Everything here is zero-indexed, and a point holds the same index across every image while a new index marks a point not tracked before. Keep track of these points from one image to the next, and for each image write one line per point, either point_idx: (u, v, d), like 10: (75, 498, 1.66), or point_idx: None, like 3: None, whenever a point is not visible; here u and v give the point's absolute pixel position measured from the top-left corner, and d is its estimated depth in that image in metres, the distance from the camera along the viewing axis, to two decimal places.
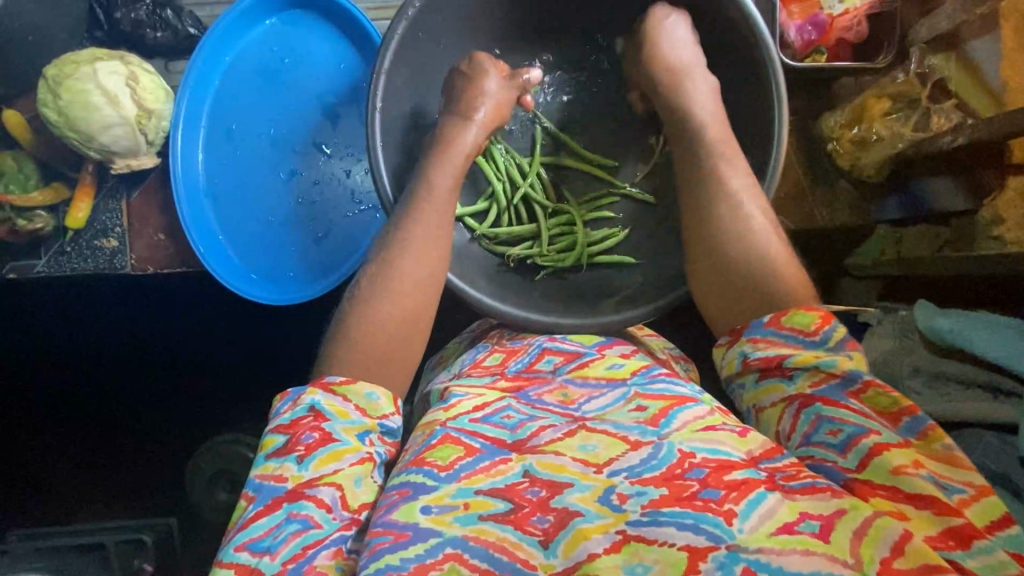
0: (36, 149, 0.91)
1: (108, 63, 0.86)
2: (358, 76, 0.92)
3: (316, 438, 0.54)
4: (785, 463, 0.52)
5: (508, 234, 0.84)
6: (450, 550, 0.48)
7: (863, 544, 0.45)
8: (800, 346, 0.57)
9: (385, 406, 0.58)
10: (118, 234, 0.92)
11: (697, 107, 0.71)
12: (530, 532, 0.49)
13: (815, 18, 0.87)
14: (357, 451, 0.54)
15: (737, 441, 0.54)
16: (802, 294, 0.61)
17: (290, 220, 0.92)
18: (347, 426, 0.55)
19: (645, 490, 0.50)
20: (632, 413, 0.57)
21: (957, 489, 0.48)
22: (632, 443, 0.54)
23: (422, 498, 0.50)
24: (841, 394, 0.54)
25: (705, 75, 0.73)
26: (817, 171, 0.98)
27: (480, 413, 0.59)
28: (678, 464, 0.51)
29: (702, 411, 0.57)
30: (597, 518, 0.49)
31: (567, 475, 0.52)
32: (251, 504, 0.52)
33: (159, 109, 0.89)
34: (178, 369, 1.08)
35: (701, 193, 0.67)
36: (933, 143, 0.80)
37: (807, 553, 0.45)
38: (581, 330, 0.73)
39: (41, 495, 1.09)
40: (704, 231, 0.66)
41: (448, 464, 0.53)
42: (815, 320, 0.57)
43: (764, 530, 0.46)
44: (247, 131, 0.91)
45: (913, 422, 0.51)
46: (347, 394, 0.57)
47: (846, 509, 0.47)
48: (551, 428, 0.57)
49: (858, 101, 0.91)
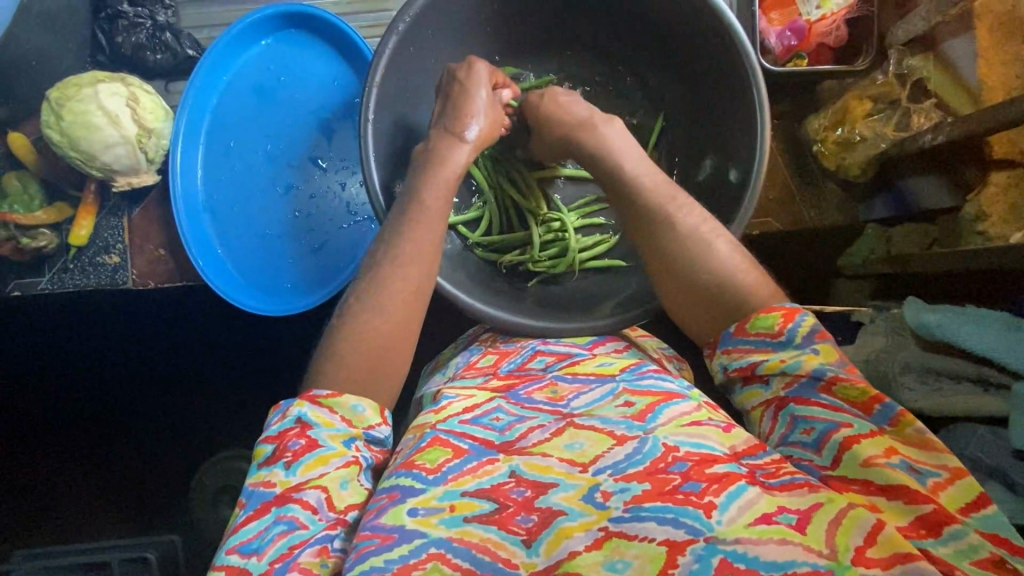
0: (40, 169, 0.92)
1: (110, 84, 0.88)
2: (352, 92, 0.95)
3: (302, 444, 0.55)
4: (765, 461, 0.54)
5: (500, 242, 0.87)
6: (433, 550, 0.48)
7: (839, 533, 0.46)
8: (767, 349, 0.58)
9: (370, 417, 0.59)
10: (120, 250, 0.94)
11: (621, 154, 0.71)
12: (513, 531, 0.50)
13: (794, 24, 0.88)
14: (342, 455, 0.55)
15: (721, 436, 0.56)
16: (764, 292, 0.61)
17: (288, 232, 0.94)
18: (333, 433, 0.56)
19: (628, 487, 0.51)
20: (619, 408, 0.59)
21: (931, 473, 0.50)
22: (618, 438, 0.55)
23: (410, 501, 0.51)
24: (811, 391, 0.55)
25: (609, 121, 0.74)
26: (804, 172, 1.00)
27: (469, 415, 0.61)
28: (662, 457, 0.53)
29: (688, 407, 0.58)
30: (580, 515, 0.50)
31: (552, 476, 0.53)
32: (242, 510, 0.53)
33: (159, 128, 0.90)
34: (181, 383, 1.10)
35: (660, 215, 0.66)
36: (915, 142, 0.81)
37: (784, 543, 0.46)
38: (571, 331, 0.74)
39: (46, 511, 1.11)
40: (662, 258, 0.66)
41: (436, 467, 0.54)
42: (777, 320, 0.57)
43: (742, 521, 0.47)
44: (245, 148, 0.93)
45: (883, 410, 0.53)
46: (333, 407, 0.58)
47: (822, 502, 0.48)
48: (539, 428, 0.59)
49: (840, 103, 0.91)
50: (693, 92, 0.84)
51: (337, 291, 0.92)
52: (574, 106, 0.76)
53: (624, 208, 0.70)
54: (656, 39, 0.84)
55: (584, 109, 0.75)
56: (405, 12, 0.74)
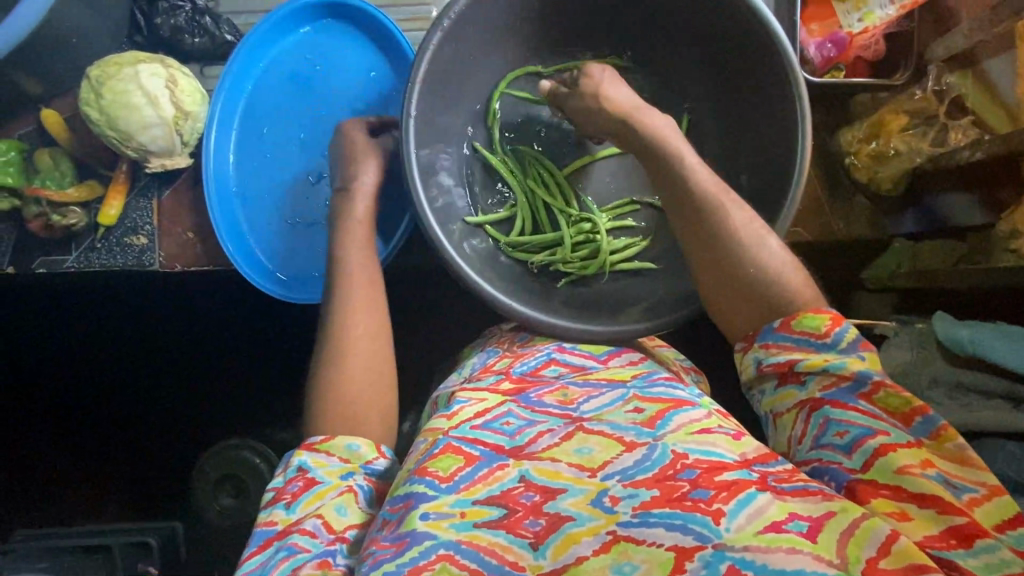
0: (73, 147, 0.91)
1: (150, 65, 0.88)
2: (387, 84, 0.95)
3: (299, 485, 0.60)
4: (777, 468, 0.55)
5: (531, 242, 0.86)
6: (442, 551, 0.51)
7: (850, 543, 0.48)
8: (812, 351, 0.58)
9: (367, 453, 0.63)
10: (148, 232, 0.92)
11: (672, 141, 0.70)
12: (521, 535, 0.52)
13: (834, 36, 0.89)
14: (337, 487, 0.60)
15: (731, 444, 0.57)
16: (808, 294, 0.62)
17: (317, 221, 0.94)
18: (329, 470, 0.61)
19: (636, 492, 0.54)
20: (629, 413, 0.62)
21: (969, 489, 0.51)
22: (627, 445, 0.58)
23: (422, 506, 0.54)
24: (850, 396, 0.56)
25: (657, 112, 0.72)
26: (833, 183, 0.95)
27: (481, 420, 0.63)
28: (671, 464, 0.55)
29: (698, 415, 0.61)
30: (588, 520, 0.53)
31: (561, 482, 0.55)
32: (249, 548, 0.58)
33: (197, 112, 0.90)
34: (194, 367, 1.10)
35: (705, 216, 0.66)
36: (952, 158, 0.82)
37: (793, 551, 0.48)
38: (586, 337, 0.74)
39: (53, 488, 1.10)
40: (704, 252, 0.66)
41: (449, 476, 0.56)
42: (825, 322, 0.58)
43: (750, 530, 0.49)
44: (277, 135, 0.93)
45: (925, 421, 0.54)
46: (329, 450, 0.62)
47: (834, 511, 0.50)
48: (548, 433, 0.61)
49: (876, 115, 0.91)
50: (728, 103, 0.85)
51: None
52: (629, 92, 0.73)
53: (666, 193, 0.70)
54: (698, 46, 0.84)
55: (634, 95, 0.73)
56: (450, 8, 0.74)
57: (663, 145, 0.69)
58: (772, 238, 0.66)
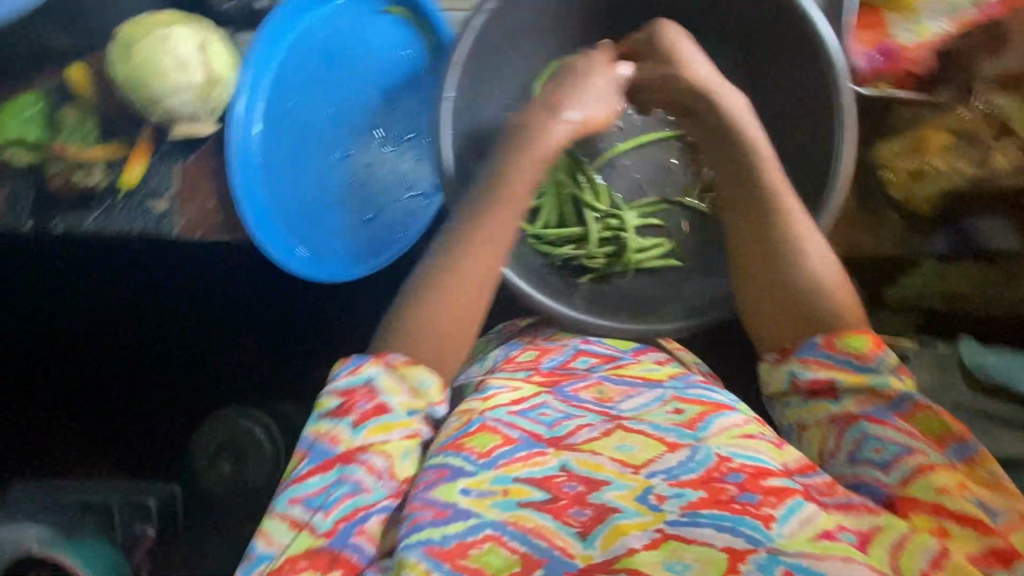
0: (96, 104, 0.90)
1: (178, 27, 0.85)
2: (420, 65, 0.94)
3: (370, 408, 0.58)
4: (817, 480, 0.56)
5: (557, 235, 0.85)
6: (489, 531, 0.51)
7: (902, 556, 0.49)
8: (851, 370, 0.59)
9: (434, 395, 0.61)
10: (167, 197, 0.89)
11: (747, 124, 0.70)
12: (567, 523, 0.52)
13: (882, 46, 0.87)
14: (406, 426, 0.59)
15: (774, 451, 0.57)
16: (853, 312, 0.63)
17: (337, 198, 0.95)
18: (401, 402, 0.59)
19: (682, 492, 0.53)
20: (669, 414, 0.61)
21: (1003, 514, 0.53)
22: (670, 445, 0.57)
23: (462, 481, 0.54)
24: (887, 413, 0.58)
25: (735, 90, 0.72)
26: (865, 198, 0.92)
27: (517, 406, 0.62)
28: (717, 466, 0.55)
29: (739, 419, 0.61)
30: (636, 515, 0.52)
31: (604, 474, 0.55)
32: (303, 460, 0.58)
33: (224, 77, 0.87)
34: (207, 337, 1.09)
35: (759, 222, 0.66)
36: (994, 180, 0.86)
37: (848, 560, 0.47)
38: (616, 333, 0.75)
39: (55, 444, 1.11)
40: (749, 256, 0.67)
41: (486, 452, 0.57)
42: (868, 343, 0.60)
43: (803, 536, 0.49)
44: (306, 107, 0.91)
45: (960, 447, 0.56)
46: (404, 377, 0.60)
47: (881, 526, 0.51)
48: (588, 427, 0.60)
49: (916, 132, 0.87)
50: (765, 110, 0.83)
51: (388, 262, 0.98)
52: (711, 65, 0.73)
53: (727, 184, 0.70)
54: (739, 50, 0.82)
55: (700, 53, 0.74)
56: None
57: (737, 128, 0.69)
58: (812, 246, 0.65)
